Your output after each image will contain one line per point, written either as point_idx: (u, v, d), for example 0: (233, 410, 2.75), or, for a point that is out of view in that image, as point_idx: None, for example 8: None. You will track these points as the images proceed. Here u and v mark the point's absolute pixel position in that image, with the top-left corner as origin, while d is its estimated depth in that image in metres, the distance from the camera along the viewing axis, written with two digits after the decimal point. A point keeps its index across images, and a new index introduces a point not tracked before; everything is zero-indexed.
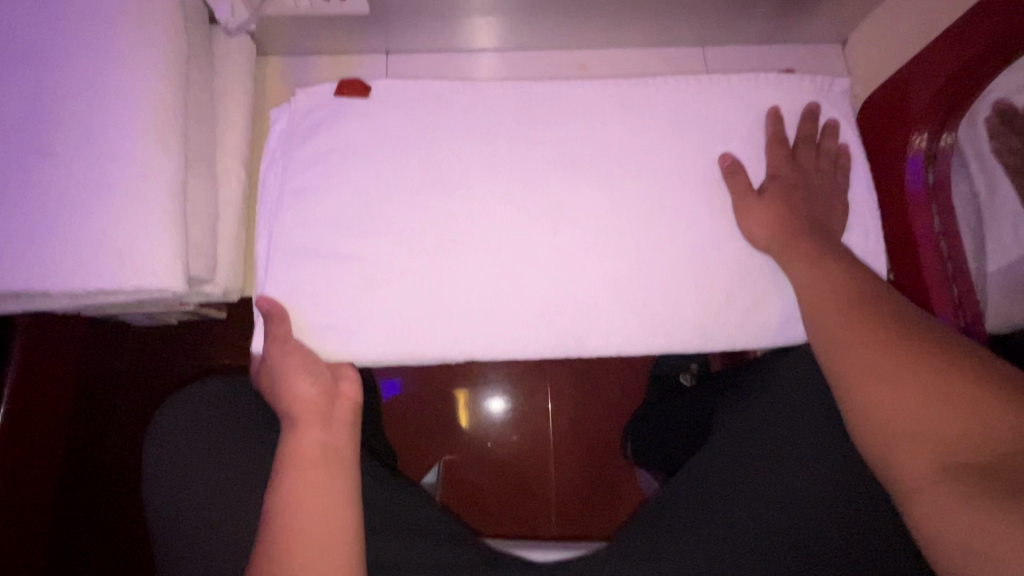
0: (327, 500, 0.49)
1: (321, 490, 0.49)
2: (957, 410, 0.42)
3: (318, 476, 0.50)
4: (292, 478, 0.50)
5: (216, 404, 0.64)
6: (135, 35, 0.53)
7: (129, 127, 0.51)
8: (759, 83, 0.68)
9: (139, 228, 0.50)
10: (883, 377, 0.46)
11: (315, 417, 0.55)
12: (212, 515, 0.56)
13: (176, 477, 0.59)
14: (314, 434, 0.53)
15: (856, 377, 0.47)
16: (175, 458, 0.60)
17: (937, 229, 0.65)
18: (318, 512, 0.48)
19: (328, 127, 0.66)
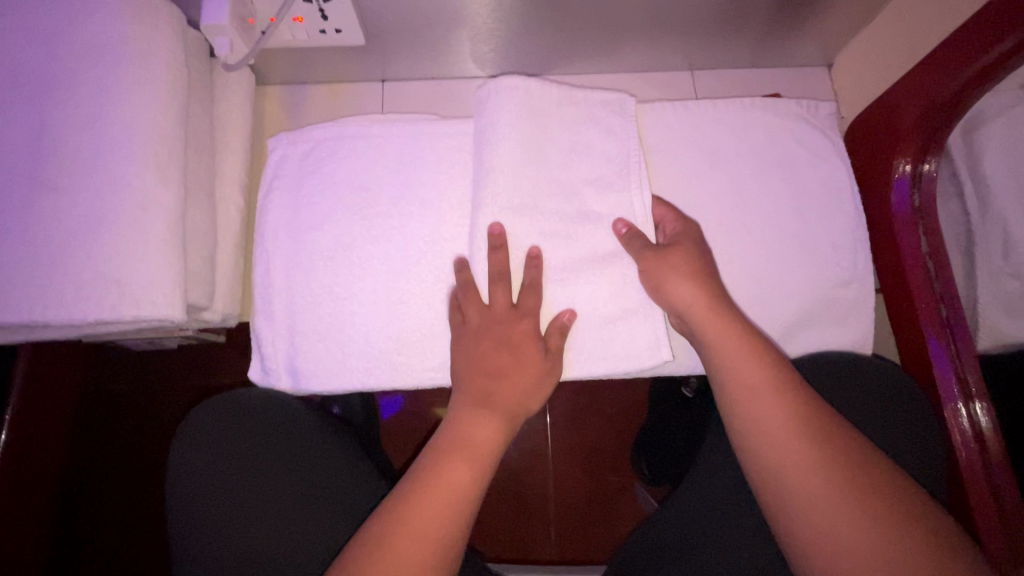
0: (445, 504, 0.51)
1: (449, 488, 0.52)
2: (863, 507, 0.46)
3: (457, 472, 0.53)
4: (436, 469, 0.53)
5: (237, 433, 0.65)
6: (137, 71, 0.54)
7: (129, 160, 0.53)
8: (748, 106, 0.69)
9: (138, 258, 0.51)
10: (808, 471, 0.48)
11: (506, 394, 0.57)
12: (246, 552, 0.59)
13: (199, 508, 0.61)
14: (483, 425, 0.55)
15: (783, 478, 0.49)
16: (228, 489, 0.62)
17: (925, 250, 0.66)
18: (439, 502, 0.51)
19: (325, 156, 0.67)
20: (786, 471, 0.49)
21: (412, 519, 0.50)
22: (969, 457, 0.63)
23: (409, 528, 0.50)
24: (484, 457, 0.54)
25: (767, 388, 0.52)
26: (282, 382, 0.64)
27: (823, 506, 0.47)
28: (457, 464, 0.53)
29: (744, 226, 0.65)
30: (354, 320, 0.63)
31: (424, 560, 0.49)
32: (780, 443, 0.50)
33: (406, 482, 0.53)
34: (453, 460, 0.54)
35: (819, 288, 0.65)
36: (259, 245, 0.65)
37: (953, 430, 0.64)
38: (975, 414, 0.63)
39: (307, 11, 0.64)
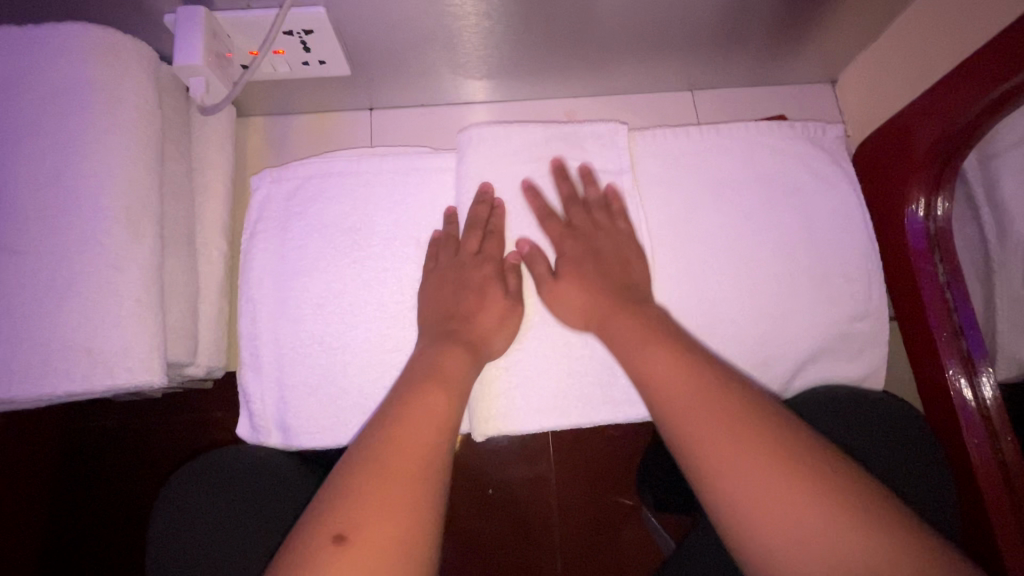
0: (421, 436, 0.44)
1: (423, 418, 0.46)
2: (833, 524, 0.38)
3: (423, 410, 0.46)
4: (404, 402, 0.47)
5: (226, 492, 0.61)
6: (104, 118, 0.51)
7: (98, 217, 0.49)
8: (754, 132, 0.66)
9: (110, 323, 0.48)
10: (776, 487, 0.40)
11: (495, 309, 0.56)
12: None
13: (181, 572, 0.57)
14: (461, 362, 0.52)
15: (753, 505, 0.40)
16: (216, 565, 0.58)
17: (943, 278, 0.63)
18: (412, 442, 0.44)
19: (311, 195, 0.64)
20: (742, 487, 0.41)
21: (374, 487, 0.41)
22: (983, 458, 0.61)
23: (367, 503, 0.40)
24: (443, 421, 0.46)
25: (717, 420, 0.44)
26: (272, 437, 0.61)
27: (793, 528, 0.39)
28: (414, 425, 0.45)
29: (753, 258, 0.63)
30: (346, 370, 0.59)
31: (401, 536, 0.39)
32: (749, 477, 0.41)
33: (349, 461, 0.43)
34: (428, 388, 0.48)
35: (833, 322, 0.62)
36: (245, 294, 0.62)
37: (970, 442, 0.62)
38: (981, 389, 0.62)
39: (288, 43, 0.60)
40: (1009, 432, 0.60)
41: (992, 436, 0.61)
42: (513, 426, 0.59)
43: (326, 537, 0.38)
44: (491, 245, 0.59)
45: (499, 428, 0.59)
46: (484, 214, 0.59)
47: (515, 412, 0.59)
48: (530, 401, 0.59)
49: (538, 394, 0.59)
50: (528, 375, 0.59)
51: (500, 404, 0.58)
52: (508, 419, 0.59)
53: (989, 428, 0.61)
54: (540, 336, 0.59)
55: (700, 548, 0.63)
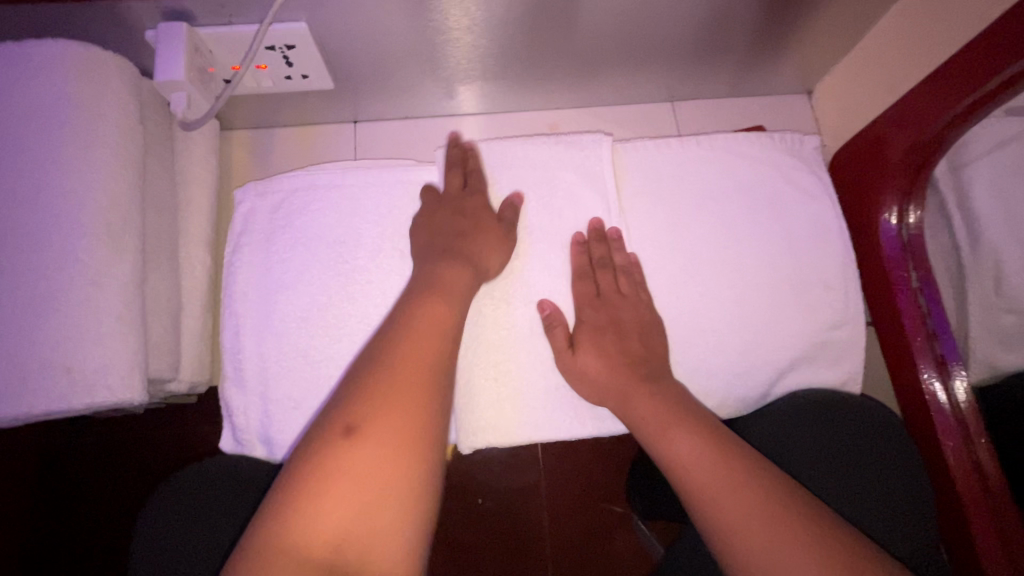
0: (430, 343, 0.47)
1: (432, 327, 0.48)
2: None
3: (429, 320, 0.48)
4: (414, 311, 0.49)
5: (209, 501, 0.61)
6: (85, 135, 0.51)
7: (79, 233, 0.49)
8: (732, 142, 0.68)
9: (90, 341, 0.48)
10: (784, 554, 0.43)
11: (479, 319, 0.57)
12: None
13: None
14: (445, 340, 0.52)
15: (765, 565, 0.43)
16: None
17: (916, 284, 0.65)
18: (420, 347, 0.46)
19: (295, 209, 0.64)
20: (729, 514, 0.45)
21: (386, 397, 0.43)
22: (957, 456, 0.63)
23: (379, 413, 0.42)
24: (444, 334, 0.48)
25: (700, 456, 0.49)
26: (256, 447, 0.60)
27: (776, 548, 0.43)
28: (423, 333, 0.47)
29: (734, 267, 0.64)
30: (332, 383, 0.59)
31: (411, 429, 0.42)
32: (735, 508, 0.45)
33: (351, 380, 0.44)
34: (433, 298, 0.50)
35: (812, 329, 0.63)
36: (228, 308, 0.62)
37: (943, 441, 0.64)
38: (953, 392, 0.64)
39: (271, 58, 0.61)
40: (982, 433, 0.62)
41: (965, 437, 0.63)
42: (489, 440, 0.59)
43: (345, 444, 0.40)
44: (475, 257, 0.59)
45: (482, 440, 0.59)
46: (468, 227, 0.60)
47: (495, 425, 0.59)
48: (510, 417, 0.59)
49: (518, 410, 0.59)
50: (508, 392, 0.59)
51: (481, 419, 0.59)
52: (484, 434, 0.59)
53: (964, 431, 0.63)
54: (524, 348, 0.59)
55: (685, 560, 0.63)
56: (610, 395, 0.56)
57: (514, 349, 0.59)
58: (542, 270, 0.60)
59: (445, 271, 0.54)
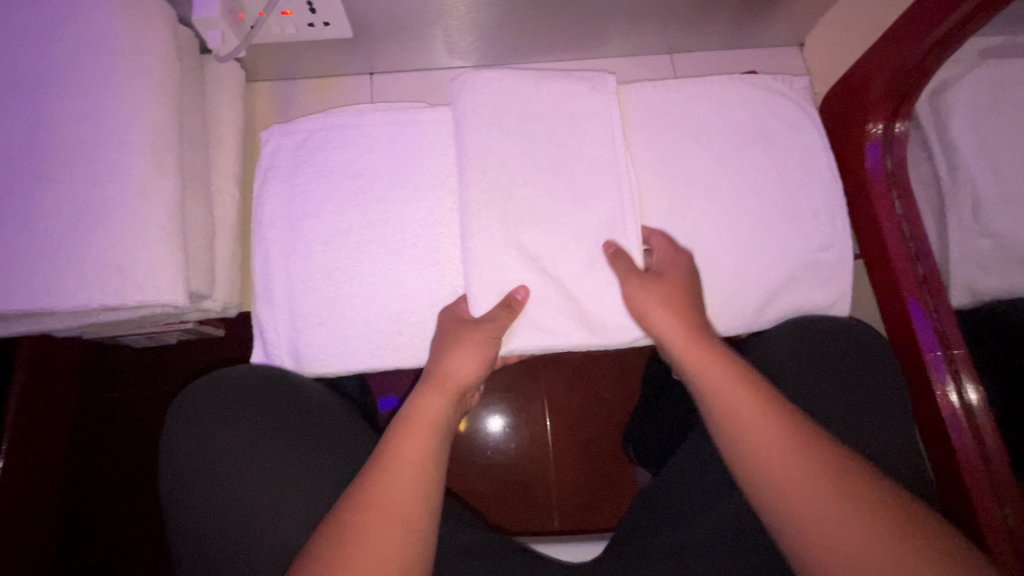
0: (462, 364, 0.61)
1: (464, 355, 0.60)
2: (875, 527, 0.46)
3: (461, 354, 0.60)
4: (448, 346, 0.61)
5: (238, 401, 0.65)
6: (129, 64, 0.56)
7: (128, 151, 0.54)
8: (725, 84, 0.72)
9: (139, 246, 0.53)
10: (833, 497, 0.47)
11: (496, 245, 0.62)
12: (241, 512, 0.61)
13: (203, 472, 0.63)
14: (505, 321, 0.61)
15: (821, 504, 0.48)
16: (237, 466, 0.63)
17: (899, 211, 0.70)
18: (456, 366, 0.60)
19: (317, 146, 0.69)
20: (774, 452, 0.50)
21: (430, 408, 0.59)
22: (959, 433, 0.66)
23: (419, 426, 0.57)
24: (486, 352, 0.61)
25: (750, 402, 0.52)
26: (285, 360, 0.65)
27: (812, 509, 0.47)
28: (460, 357, 0.60)
29: (727, 196, 0.68)
30: (354, 302, 0.64)
31: (427, 448, 0.56)
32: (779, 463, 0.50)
33: (412, 397, 0.60)
34: (464, 347, 0.61)
35: (799, 252, 0.68)
36: (257, 235, 0.66)
37: (942, 406, 0.67)
38: (965, 394, 0.66)
39: (294, 4, 0.66)
40: (975, 380, 0.65)
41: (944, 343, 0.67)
42: (512, 347, 0.64)
43: (405, 428, 0.57)
44: (485, 186, 0.64)
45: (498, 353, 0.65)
46: (479, 158, 0.64)
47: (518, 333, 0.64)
48: (531, 325, 0.64)
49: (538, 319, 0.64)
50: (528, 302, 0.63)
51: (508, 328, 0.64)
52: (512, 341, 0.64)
53: (955, 378, 0.66)
54: (531, 268, 0.63)
55: (687, 477, 0.69)
56: None
57: (521, 270, 0.63)
58: (546, 197, 0.64)
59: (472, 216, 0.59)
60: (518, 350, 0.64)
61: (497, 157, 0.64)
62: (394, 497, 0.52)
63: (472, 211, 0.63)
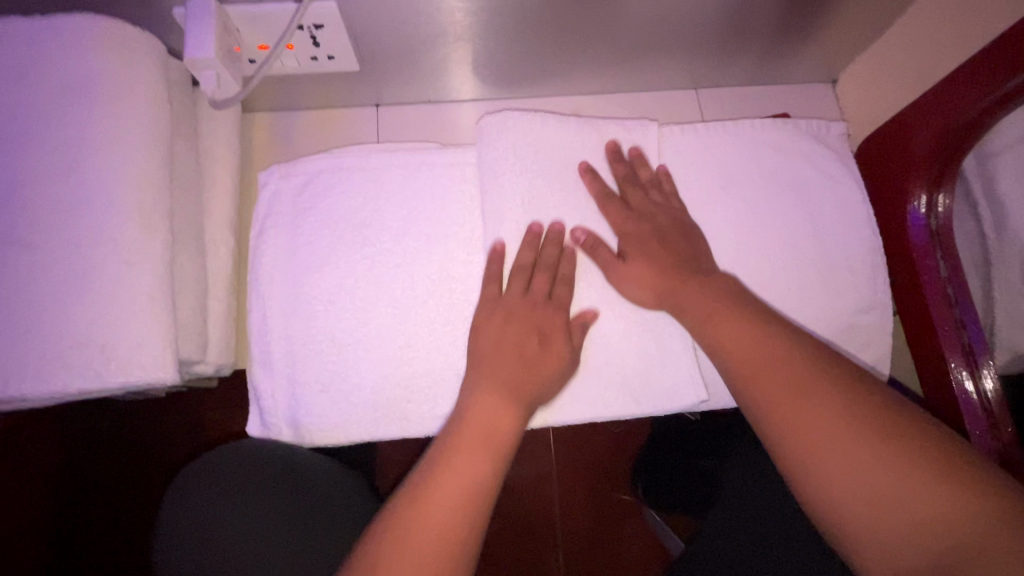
0: (496, 409, 0.49)
1: (498, 398, 0.50)
2: (870, 466, 0.41)
3: (495, 399, 0.50)
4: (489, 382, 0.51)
5: (235, 477, 0.61)
6: (114, 113, 0.50)
7: (111, 212, 0.49)
8: (758, 130, 0.68)
9: (123, 319, 0.47)
10: (835, 446, 0.42)
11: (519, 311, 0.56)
12: None
13: (193, 556, 0.58)
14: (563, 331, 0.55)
15: (817, 456, 0.42)
16: (229, 552, 0.58)
17: (945, 275, 0.63)
18: (488, 416, 0.49)
19: (321, 191, 0.63)
20: (790, 420, 0.44)
21: (460, 466, 0.45)
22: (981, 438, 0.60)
23: (447, 485, 0.44)
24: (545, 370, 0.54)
25: (795, 390, 0.45)
26: (280, 432, 0.60)
27: (817, 450, 0.42)
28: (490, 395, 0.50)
29: (762, 252, 0.64)
30: (361, 366, 0.59)
31: (457, 518, 0.43)
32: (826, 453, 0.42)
33: (453, 424, 0.49)
34: (494, 395, 0.50)
35: (837, 315, 0.64)
36: (253, 291, 0.61)
37: (960, 401, 0.62)
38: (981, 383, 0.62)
39: (298, 38, 0.60)
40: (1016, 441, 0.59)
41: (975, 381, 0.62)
42: (551, 420, 0.60)
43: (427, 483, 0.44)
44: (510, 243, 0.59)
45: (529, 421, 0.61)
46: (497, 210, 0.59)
47: (552, 404, 0.60)
48: (564, 394, 0.60)
49: (571, 386, 0.60)
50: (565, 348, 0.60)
51: None
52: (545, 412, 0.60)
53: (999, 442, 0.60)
54: None
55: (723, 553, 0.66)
56: (665, 297, 0.56)
57: None
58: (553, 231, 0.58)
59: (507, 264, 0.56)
60: (560, 422, 0.61)
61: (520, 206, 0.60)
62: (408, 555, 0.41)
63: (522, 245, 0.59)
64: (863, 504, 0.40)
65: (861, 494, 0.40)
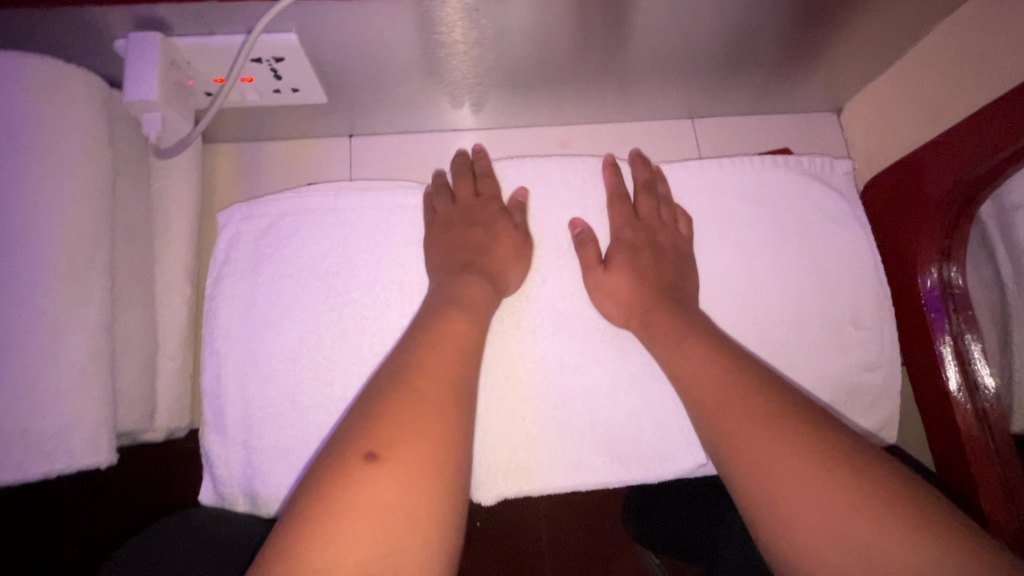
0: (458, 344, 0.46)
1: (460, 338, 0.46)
2: (821, 472, 0.39)
3: (452, 341, 0.46)
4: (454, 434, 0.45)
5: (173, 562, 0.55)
6: (40, 163, 0.45)
7: (36, 275, 0.44)
8: (757, 168, 0.63)
9: (49, 396, 0.43)
10: (784, 456, 0.40)
11: None
12: None
13: None
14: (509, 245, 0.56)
15: (768, 472, 0.40)
16: None
17: (955, 331, 0.58)
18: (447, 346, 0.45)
19: (284, 236, 0.58)
20: (747, 449, 0.41)
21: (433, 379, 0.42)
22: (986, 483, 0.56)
23: (419, 400, 0.40)
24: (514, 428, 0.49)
25: (762, 429, 0.42)
26: (234, 492, 0.55)
27: (784, 487, 0.39)
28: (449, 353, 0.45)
29: (763, 303, 0.59)
30: (322, 431, 0.54)
31: (438, 439, 0.39)
32: (799, 502, 0.38)
33: (405, 371, 0.42)
34: (451, 323, 0.47)
35: (841, 373, 0.59)
36: (208, 347, 0.56)
37: (969, 454, 0.57)
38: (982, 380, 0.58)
39: (257, 72, 0.55)
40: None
41: (983, 432, 0.57)
42: (528, 488, 0.56)
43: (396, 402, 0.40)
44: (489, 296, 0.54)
45: (507, 489, 0.56)
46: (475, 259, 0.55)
47: (527, 468, 0.55)
48: (544, 461, 0.55)
49: (553, 452, 0.55)
50: (495, 343, 0.56)
51: (517, 463, 0.55)
52: (524, 480, 0.56)
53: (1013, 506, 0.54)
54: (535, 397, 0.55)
55: None
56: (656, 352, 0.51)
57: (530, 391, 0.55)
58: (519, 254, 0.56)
59: (467, 287, 0.52)
60: (538, 490, 0.56)
61: (501, 254, 0.55)
62: (383, 492, 0.36)
63: (504, 298, 0.54)
64: (824, 516, 0.37)
65: (817, 503, 0.38)
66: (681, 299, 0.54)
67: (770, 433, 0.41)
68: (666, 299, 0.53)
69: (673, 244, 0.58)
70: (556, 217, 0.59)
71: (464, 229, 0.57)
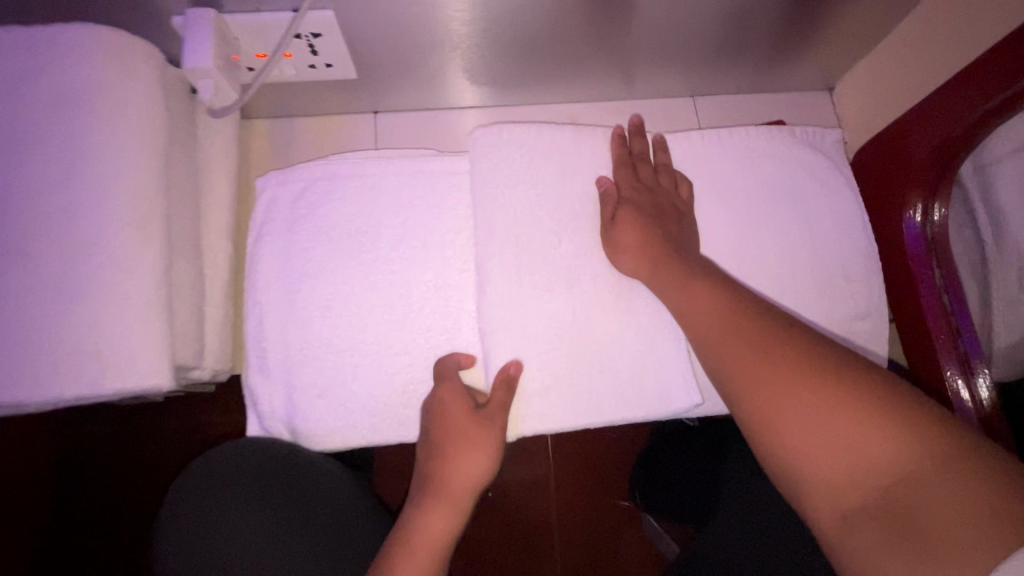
0: None
1: None
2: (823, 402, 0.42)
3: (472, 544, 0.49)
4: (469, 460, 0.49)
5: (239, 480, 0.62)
6: (111, 122, 0.51)
7: (107, 220, 0.49)
8: (753, 137, 0.68)
9: (120, 325, 0.49)
10: (787, 388, 0.44)
11: None
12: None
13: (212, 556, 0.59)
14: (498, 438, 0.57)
15: (772, 405, 0.44)
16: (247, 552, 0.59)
17: (940, 282, 0.63)
18: None
19: (317, 198, 0.63)
20: (751, 381, 0.46)
21: None
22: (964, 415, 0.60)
23: None
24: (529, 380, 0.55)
25: (762, 360, 0.46)
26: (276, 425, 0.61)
27: (779, 404, 0.44)
28: None
29: (758, 258, 0.64)
30: (354, 372, 0.59)
31: None
32: (793, 420, 0.43)
33: None
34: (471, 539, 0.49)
35: (831, 322, 0.64)
36: (251, 297, 0.62)
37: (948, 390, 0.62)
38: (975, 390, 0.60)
39: (296, 47, 0.61)
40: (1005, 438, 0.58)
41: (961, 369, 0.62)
42: (543, 429, 0.61)
43: None
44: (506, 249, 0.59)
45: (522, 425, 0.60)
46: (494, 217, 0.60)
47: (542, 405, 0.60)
48: (557, 399, 0.60)
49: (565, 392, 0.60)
50: (512, 294, 0.60)
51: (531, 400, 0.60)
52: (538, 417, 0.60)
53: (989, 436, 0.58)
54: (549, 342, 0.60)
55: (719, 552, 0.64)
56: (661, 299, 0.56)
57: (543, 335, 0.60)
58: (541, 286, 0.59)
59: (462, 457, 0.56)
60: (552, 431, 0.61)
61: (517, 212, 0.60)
62: None
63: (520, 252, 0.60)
64: (827, 441, 0.41)
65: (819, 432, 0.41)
66: (682, 251, 0.59)
67: (773, 369, 0.45)
68: (669, 251, 0.58)
69: (676, 204, 0.62)
70: (567, 180, 0.64)
71: (484, 191, 0.62)
